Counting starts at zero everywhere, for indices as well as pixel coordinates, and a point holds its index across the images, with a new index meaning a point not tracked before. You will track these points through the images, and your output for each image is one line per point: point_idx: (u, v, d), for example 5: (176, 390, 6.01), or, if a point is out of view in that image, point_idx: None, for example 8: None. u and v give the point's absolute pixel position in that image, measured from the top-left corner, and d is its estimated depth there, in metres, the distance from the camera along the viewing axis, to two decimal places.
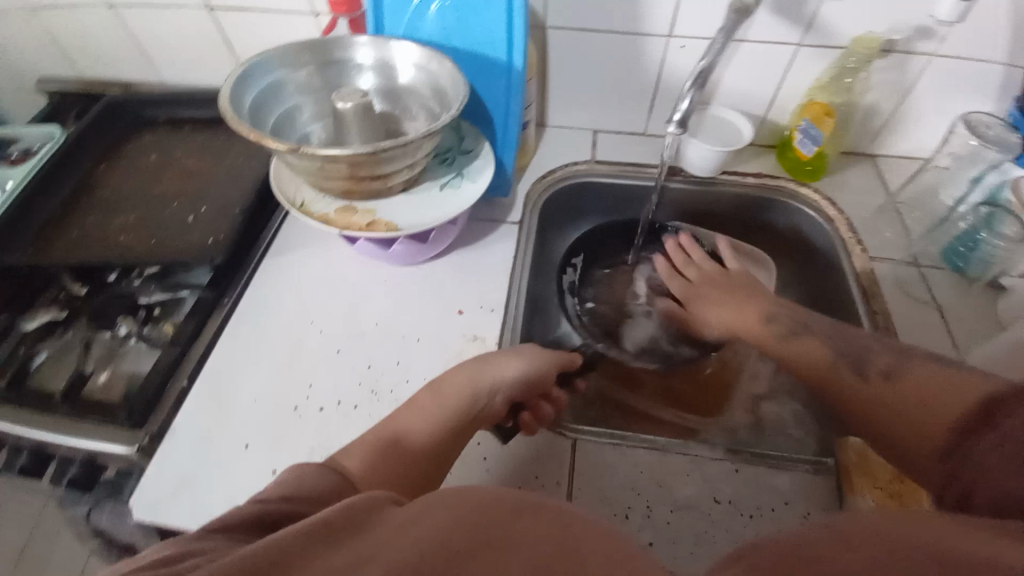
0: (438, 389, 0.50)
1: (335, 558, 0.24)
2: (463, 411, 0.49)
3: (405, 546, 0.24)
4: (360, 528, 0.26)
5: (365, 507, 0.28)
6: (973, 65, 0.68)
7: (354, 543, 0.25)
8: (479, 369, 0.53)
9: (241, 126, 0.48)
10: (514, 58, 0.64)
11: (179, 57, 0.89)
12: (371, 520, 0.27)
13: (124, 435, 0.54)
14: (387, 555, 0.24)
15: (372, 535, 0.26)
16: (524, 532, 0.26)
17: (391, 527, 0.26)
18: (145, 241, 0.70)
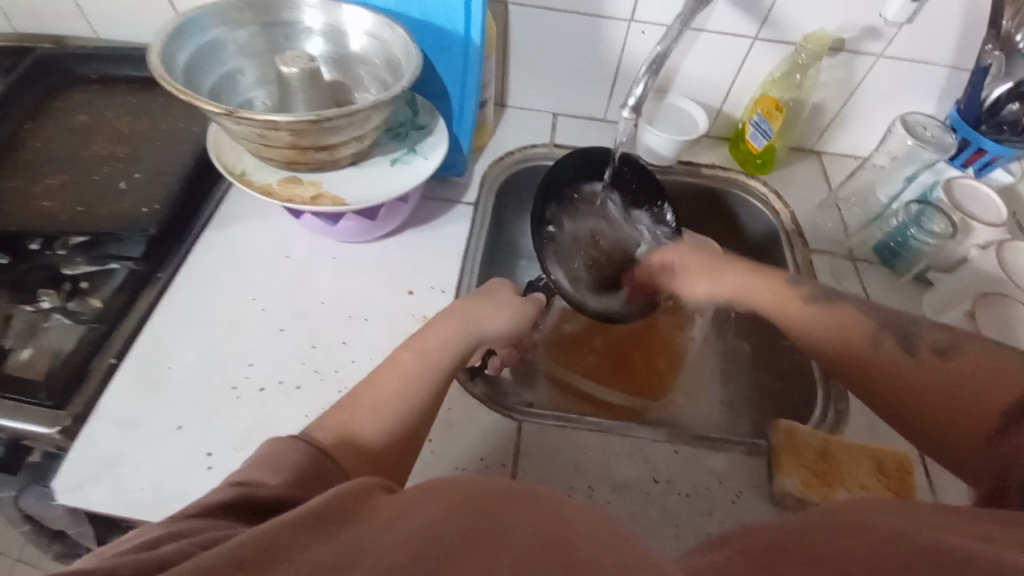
0: (424, 345, 0.50)
1: (326, 549, 0.24)
2: (449, 367, 0.50)
3: (390, 551, 0.24)
4: (352, 518, 0.26)
5: (356, 494, 0.28)
6: (914, 68, 0.72)
7: (345, 534, 0.25)
8: (458, 326, 0.52)
9: (173, 86, 0.45)
10: (471, 32, 0.62)
11: (113, 10, 0.83)
12: (360, 511, 0.27)
13: (44, 416, 0.51)
14: (380, 548, 0.24)
15: (363, 526, 0.26)
16: (511, 520, 0.26)
17: (381, 522, 0.26)
18: (73, 208, 0.65)
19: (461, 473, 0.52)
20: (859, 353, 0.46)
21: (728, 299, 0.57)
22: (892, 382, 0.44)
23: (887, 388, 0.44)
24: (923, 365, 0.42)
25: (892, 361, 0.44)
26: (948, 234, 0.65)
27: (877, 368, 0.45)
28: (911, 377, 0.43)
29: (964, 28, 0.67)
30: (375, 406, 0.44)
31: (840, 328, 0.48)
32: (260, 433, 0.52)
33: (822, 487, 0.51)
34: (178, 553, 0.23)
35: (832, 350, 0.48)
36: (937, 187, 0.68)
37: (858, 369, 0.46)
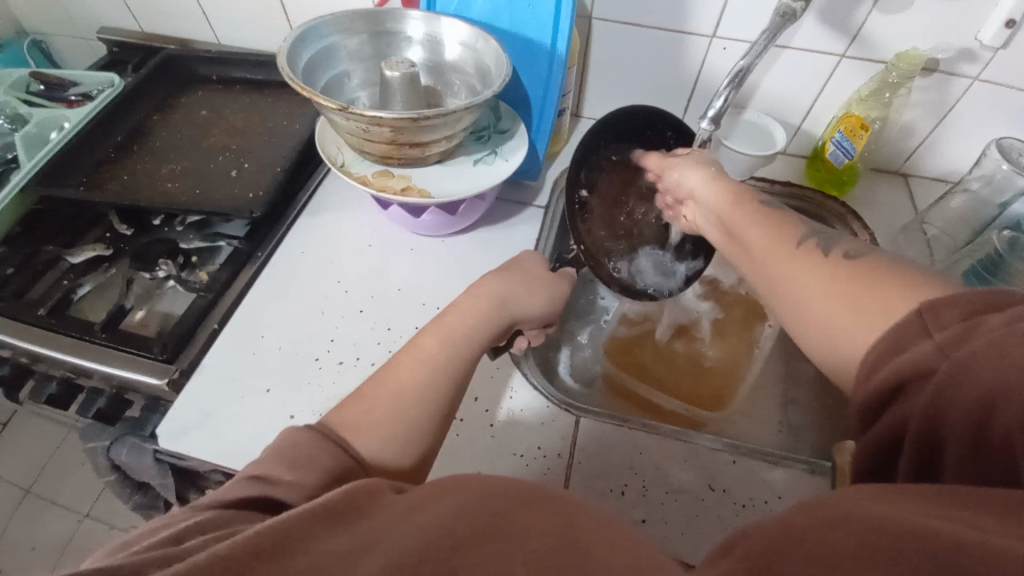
0: (446, 330, 0.49)
1: (339, 541, 0.26)
2: (479, 341, 0.50)
3: (399, 540, 0.25)
4: (362, 512, 0.28)
5: (364, 492, 0.29)
6: (1018, 92, 0.68)
7: (357, 527, 0.27)
8: (490, 301, 0.53)
9: (295, 83, 0.51)
10: (558, 44, 0.66)
11: (236, 19, 0.93)
12: (372, 506, 0.29)
13: (157, 368, 0.58)
14: (388, 539, 0.26)
15: (374, 520, 0.28)
16: (530, 520, 0.28)
17: (391, 517, 0.28)
18: (190, 190, 0.74)
19: (519, 459, 0.54)
20: (817, 279, 0.42)
21: (714, 230, 0.54)
22: (828, 309, 0.40)
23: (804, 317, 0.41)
24: (868, 300, 0.38)
25: (830, 294, 0.40)
26: None
27: (828, 292, 0.40)
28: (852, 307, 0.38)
29: None
30: (405, 393, 0.44)
31: (802, 259, 0.44)
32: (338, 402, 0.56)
33: None
34: (200, 543, 0.26)
35: (788, 279, 0.44)
36: None
37: (797, 297, 0.42)
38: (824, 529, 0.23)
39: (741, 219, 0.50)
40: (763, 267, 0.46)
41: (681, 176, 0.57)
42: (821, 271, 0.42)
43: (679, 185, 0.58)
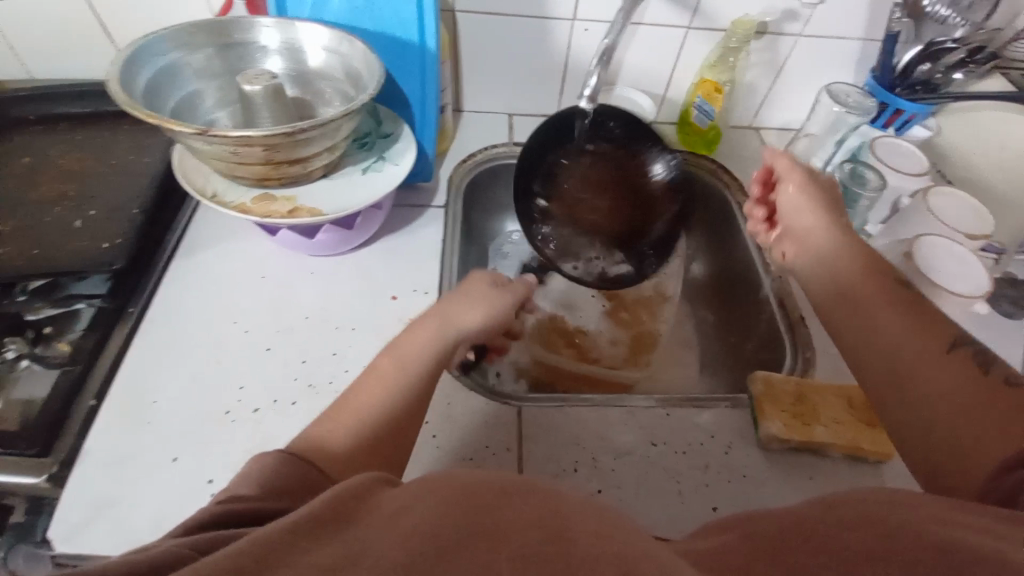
0: (399, 352, 0.48)
1: (325, 551, 0.22)
2: (433, 365, 0.48)
3: (393, 549, 0.23)
4: (352, 519, 0.25)
5: (355, 492, 0.26)
6: (833, 44, 0.79)
7: (345, 535, 0.24)
8: (432, 325, 0.50)
9: (137, 110, 0.45)
10: (426, 39, 0.64)
11: (45, 45, 0.80)
12: (360, 511, 0.25)
13: (29, 466, 0.49)
14: (378, 549, 0.23)
15: (362, 525, 0.24)
16: (519, 510, 0.25)
17: (382, 519, 0.25)
18: (27, 252, 0.62)
19: (468, 463, 0.53)
20: (906, 314, 0.42)
21: (812, 263, 0.53)
22: (903, 337, 0.41)
23: (871, 337, 0.43)
24: (949, 355, 0.38)
25: (917, 334, 0.40)
26: (877, 186, 0.70)
27: (915, 330, 0.41)
28: (934, 351, 0.39)
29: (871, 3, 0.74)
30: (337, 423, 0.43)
31: (895, 295, 0.44)
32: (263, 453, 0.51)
33: (803, 427, 0.56)
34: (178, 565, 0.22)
35: (875, 302, 0.44)
36: (864, 148, 0.75)
37: (874, 322, 0.43)
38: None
39: (836, 253, 0.51)
40: (851, 293, 0.47)
41: (790, 197, 0.57)
42: (913, 309, 0.42)
43: (784, 207, 0.59)
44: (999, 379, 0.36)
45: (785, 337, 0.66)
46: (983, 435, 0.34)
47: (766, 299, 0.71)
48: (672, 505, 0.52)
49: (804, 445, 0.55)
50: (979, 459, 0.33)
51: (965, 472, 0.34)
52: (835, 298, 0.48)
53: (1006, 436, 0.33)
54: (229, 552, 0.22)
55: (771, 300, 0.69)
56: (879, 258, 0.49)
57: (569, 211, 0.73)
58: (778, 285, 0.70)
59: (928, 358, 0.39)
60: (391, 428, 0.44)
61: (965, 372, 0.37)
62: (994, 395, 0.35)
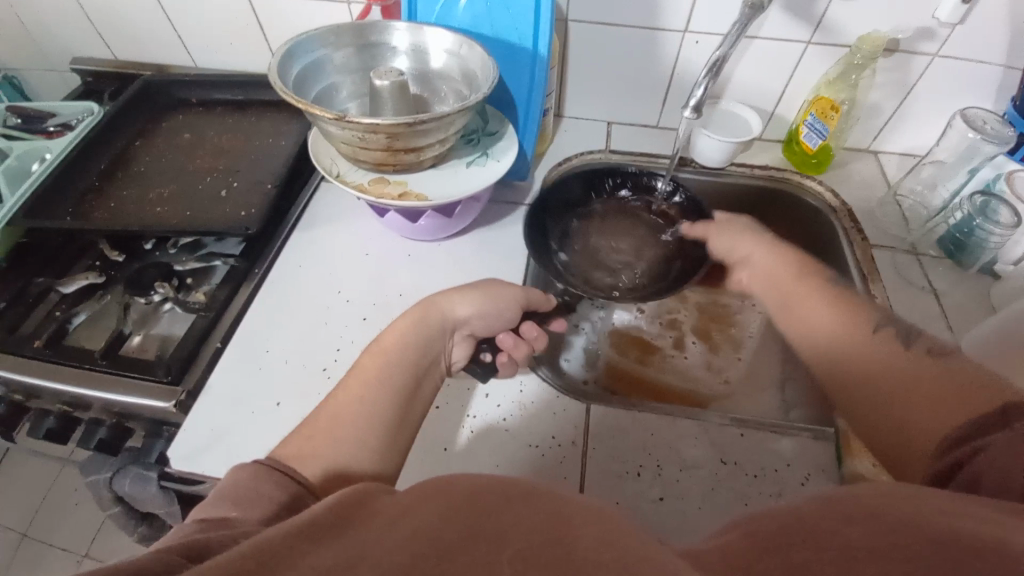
0: (376, 349, 0.51)
1: (325, 556, 0.24)
2: (412, 355, 0.50)
3: (388, 553, 0.24)
4: (350, 522, 0.26)
5: (352, 498, 0.28)
6: (975, 67, 0.72)
7: (346, 539, 0.25)
8: (415, 316, 0.53)
9: (289, 96, 0.52)
10: (539, 45, 0.68)
11: (213, 41, 0.93)
12: (358, 514, 0.27)
13: (163, 392, 0.57)
14: (377, 552, 0.24)
15: (362, 531, 0.26)
16: (518, 517, 0.26)
17: (381, 525, 0.26)
18: (181, 213, 0.73)
19: (534, 450, 0.55)
20: (836, 317, 0.52)
21: (771, 294, 0.62)
22: (840, 335, 0.50)
23: (827, 347, 0.51)
24: (875, 340, 0.47)
25: (848, 329, 0.50)
26: (1012, 222, 0.65)
27: (845, 331, 0.50)
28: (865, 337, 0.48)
29: None
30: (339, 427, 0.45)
31: (829, 301, 0.54)
32: None
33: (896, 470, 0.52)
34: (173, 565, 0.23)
35: (816, 315, 0.54)
36: (999, 179, 0.68)
37: (821, 331, 0.53)
38: (845, 521, 0.25)
39: (783, 271, 0.61)
40: (797, 309, 0.57)
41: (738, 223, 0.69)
42: (843, 311, 0.52)
43: (722, 248, 0.70)
44: (922, 349, 0.43)
45: None
46: (921, 407, 0.39)
47: None
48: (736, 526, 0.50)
49: None
50: (922, 435, 0.38)
51: (918, 452, 0.38)
52: (790, 317, 0.58)
53: (934, 402, 0.39)
54: (226, 559, 0.23)
55: None
56: (816, 273, 0.59)
57: (594, 260, 0.77)
58: None
59: (861, 348, 0.47)
60: (393, 412, 0.47)
61: (892, 347, 0.45)
62: (918, 365, 0.42)
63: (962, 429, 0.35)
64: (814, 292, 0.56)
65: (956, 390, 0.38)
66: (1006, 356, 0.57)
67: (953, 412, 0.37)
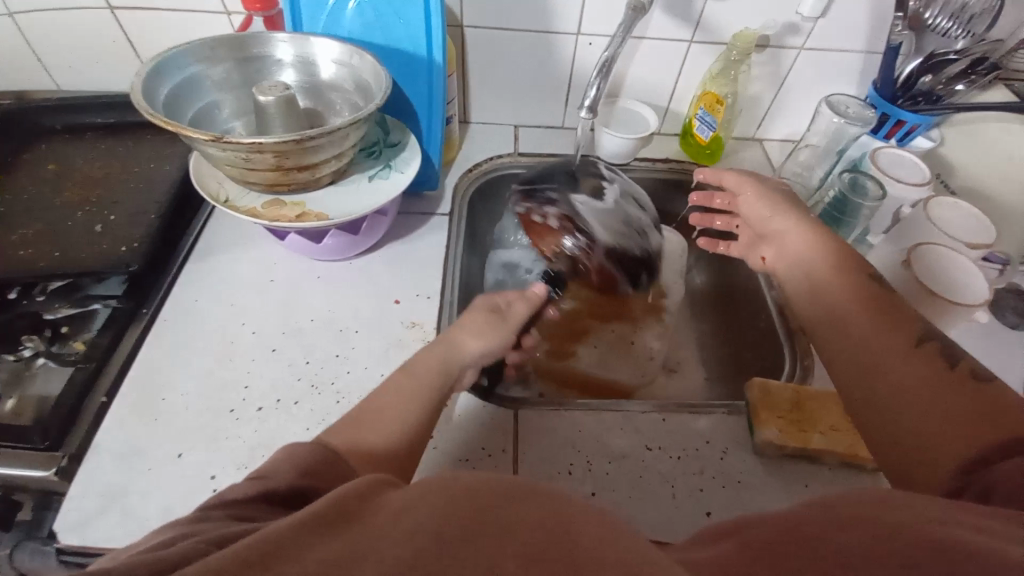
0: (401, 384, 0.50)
1: (330, 547, 0.22)
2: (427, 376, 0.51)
3: (392, 546, 0.22)
4: (355, 518, 0.24)
5: (353, 494, 0.26)
6: (835, 57, 0.80)
7: (351, 531, 0.23)
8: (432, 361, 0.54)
9: (155, 118, 0.47)
10: (433, 52, 0.67)
11: (76, 60, 0.84)
12: (365, 509, 0.25)
13: (41, 459, 0.51)
14: (381, 544, 0.22)
15: (366, 524, 0.24)
16: (522, 513, 0.25)
17: (381, 520, 0.24)
18: (49, 254, 0.65)
19: (464, 463, 0.54)
20: (873, 319, 0.45)
21: (792, 274, 0.55)
22: (875, 331, 0.44)
23: (845, 336, 0.46)
24: (916, 351, 0.41)
25: (883, 332, 0.44)
26: (878, 197, 0.70)
27: (884, 336, 0.43)
28: (903, 347, 0.42)
29: (876, 15, 0.75)
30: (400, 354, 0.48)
31: (867, 300, 0.47)
32: (266, 450, 0.53)
33: (800, 434, 0.55)
34: (193, 550, 0.23)
35: (844, 301, 0.48)
36: (865, 158, 0.76)
37: (853, 332, 0.46)
38: None
39: (816, 257, 0.53)
40: (829, 301, 0.49)
41: (754, 206, 0.61)
42: (888, 314, 0.45)
43: (751, 216, 0.62)
44: (965, 372, 0.39)
45: (784, 345, 0.66)
46: (935, 426, 0.37)
47: (768, 308, 0.71)
48: (666, 510, 0.52)
49: (802, 452, 0.55)
50: (944, 457, 0.35)
51: (937, 469, 0.35)
52: (825, 318, 0.49)
53: (958, 427, 0.35)
54: (237, 548, 0.22)
55: (771, 309, 0.70)
56: (852, 258, 0.51)
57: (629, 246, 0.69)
58: (778, 293, 0.70)
59: (892, 352, 0.42)
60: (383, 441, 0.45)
61: (931, 367, 0.40)
62: (959, 388, 0.37)
63: (975, 456, 0.33)
64: (847, 270, 0.50)
65: (989, 418, 0.35)
66: None
67: (984, 437, 0.34)
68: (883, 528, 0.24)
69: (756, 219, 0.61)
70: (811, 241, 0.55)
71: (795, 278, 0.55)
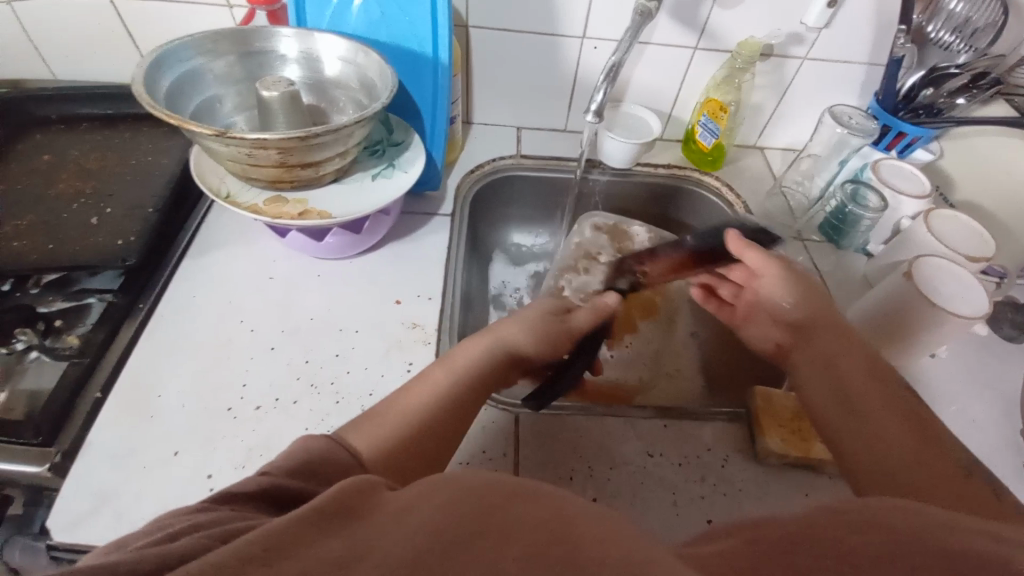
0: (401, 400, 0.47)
1: (333, 545, 0.21)
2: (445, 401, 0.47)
3: (395, 546, 0.21)
4: (356, 516, 0.23)
5: (355, 490, 0.24)
6: (838, 67, 0.80)
7: (353, 530, 0.22)
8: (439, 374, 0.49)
9: (158, 111, 0.46)
10: (439, 52, 0.66)
11: (73, 50, 0.83)
12: (368, 507, 0.24)
13: (33, 455, 0.50)
14: (380, 550, 0.21)
15: (368, 523, 0.23)
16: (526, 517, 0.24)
17: (384, 520, 0.23)
18: (43, 246, 0.64)
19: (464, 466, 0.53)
20: (912, 433, 0.40)
21: (811, 368, 0.50)
22: (914, 445, 0.39)
23: (873, 438, 0.42)
24: (966, 479, 0.36)
25: (924, 451, 0.39)
26: (879, 208, 0.72)
27: (920, 450, 0.39)
28: (950, 472, 0.37)
29: (879, 28, 0.76)
30: (421, 406, 0.46)
31: (896, 409, 0.43)
32: (264, 453, 0.52)
33: (801, 442, 0.55)
34: (197, 547, 0.22)
35: (875, 404, 0.43)
36: (866, 168, 0.75)
37: (881, 438, 0.41)
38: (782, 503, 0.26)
39: (844, 352, 0.49)
40: (859, 404, 0.44)
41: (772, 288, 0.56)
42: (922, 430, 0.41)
43: (770, 296, 0.57)
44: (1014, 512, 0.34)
45: None
46: None
47: None
48: (667, 517, 0.52)
49: (802, 461, 0.55)
50: None
51: None
52: (846, 416, 0.45)
53: None
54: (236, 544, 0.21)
55: None
56: (886, 365, 0.47)
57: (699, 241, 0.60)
58: None
59: (940, 480, 0.36)
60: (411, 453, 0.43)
61: (980, 498, 0.35)
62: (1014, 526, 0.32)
63: None
64: (883, 376, 0.46)
65: None
66: (884, 333, 0.64)
67: None
68: (900, 526, 0.24)
69: (778, 303, 0.56)
70: (840, 339, 0.50)
71: (814, 373, 0.50)
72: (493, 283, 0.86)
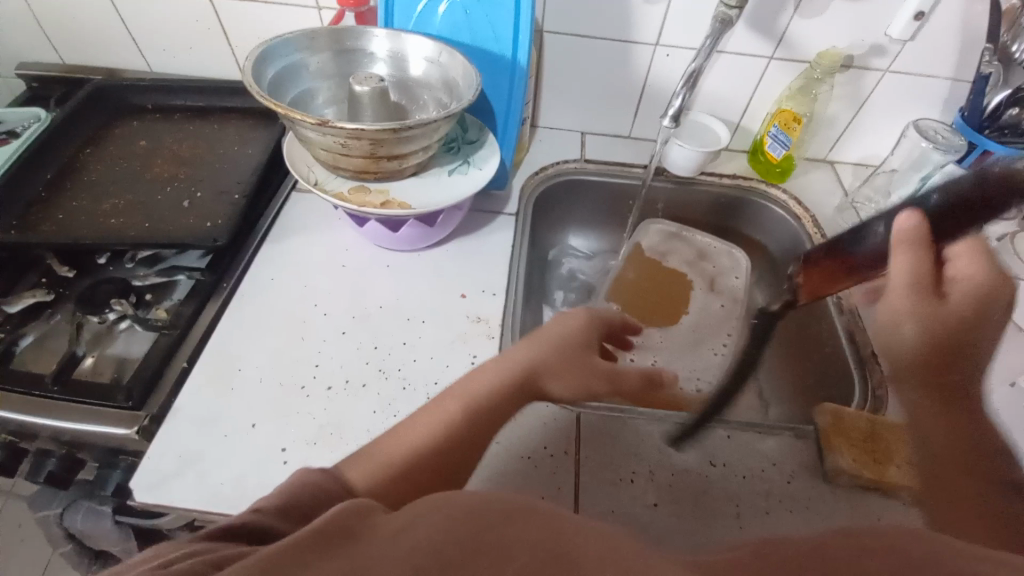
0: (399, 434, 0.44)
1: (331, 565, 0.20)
2: (447, 438, 0.44)
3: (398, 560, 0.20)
4: (354, 536, 0.22)
5: (354, 510, 0.24)
6: (921, 82, 0.78)
7: (351, 549, 0.21)
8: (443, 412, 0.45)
9: (264, 99, 0.49)
10: (518, 55, 0.68)
11: (171, 44, 0.89)
12: (364, 526, 0.23)
13: (124, 417, 0.53)
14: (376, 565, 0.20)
15: (366, 543, 0.22)
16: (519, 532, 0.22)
17: (383, 537, 0.22)
18: (139, 224, 0.69)
19: (527, 461, 0.54)
20: None
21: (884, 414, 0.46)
22: None
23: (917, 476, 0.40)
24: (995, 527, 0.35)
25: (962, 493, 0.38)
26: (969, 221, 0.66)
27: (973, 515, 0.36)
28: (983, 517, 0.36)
29: (968, 42, 0.73)
30: (417, 448, 0.43)
31: None
32: (335, 432, 0.54)
33: (875, 465, 0.53)
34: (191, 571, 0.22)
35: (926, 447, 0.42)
36: None
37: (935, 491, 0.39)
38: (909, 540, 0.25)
39: None
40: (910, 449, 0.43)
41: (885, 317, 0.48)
42: None
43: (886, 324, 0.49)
44: None
45: (855, 374, 0.64)
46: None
47: (836, 335, 0.70)
48: (729, 529, 0.51)
49: (875, 484, 0.53)
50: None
51: None
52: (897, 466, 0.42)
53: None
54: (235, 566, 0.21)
55: (840, 333, 0.69)
56: None
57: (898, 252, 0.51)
58: (847, 318, 0.69)
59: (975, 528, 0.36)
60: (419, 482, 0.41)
61: None
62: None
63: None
64: None
65: None
66: None
67: None
68: None
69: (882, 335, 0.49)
70: None
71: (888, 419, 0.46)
72: (550, 285, 0.87)
